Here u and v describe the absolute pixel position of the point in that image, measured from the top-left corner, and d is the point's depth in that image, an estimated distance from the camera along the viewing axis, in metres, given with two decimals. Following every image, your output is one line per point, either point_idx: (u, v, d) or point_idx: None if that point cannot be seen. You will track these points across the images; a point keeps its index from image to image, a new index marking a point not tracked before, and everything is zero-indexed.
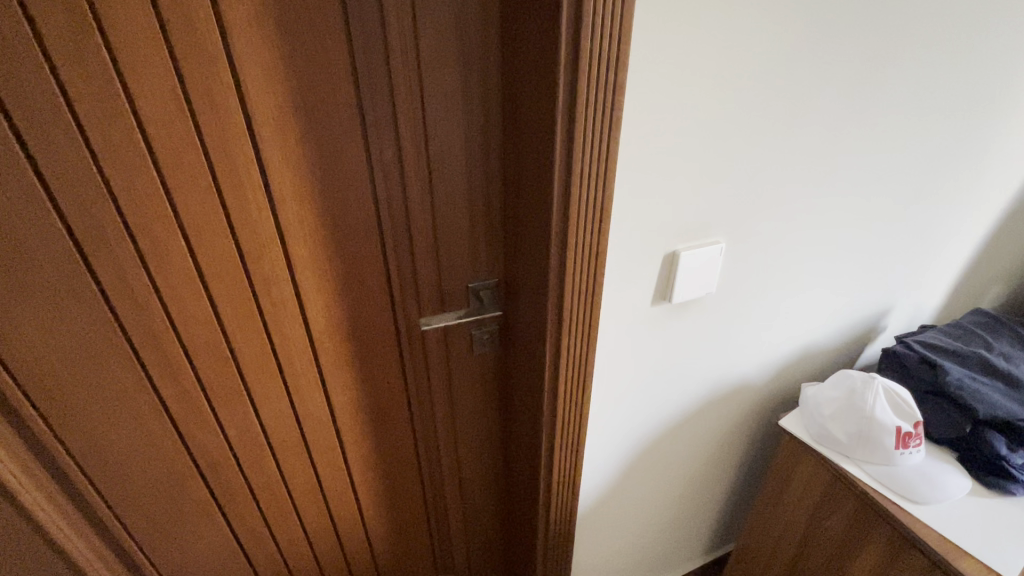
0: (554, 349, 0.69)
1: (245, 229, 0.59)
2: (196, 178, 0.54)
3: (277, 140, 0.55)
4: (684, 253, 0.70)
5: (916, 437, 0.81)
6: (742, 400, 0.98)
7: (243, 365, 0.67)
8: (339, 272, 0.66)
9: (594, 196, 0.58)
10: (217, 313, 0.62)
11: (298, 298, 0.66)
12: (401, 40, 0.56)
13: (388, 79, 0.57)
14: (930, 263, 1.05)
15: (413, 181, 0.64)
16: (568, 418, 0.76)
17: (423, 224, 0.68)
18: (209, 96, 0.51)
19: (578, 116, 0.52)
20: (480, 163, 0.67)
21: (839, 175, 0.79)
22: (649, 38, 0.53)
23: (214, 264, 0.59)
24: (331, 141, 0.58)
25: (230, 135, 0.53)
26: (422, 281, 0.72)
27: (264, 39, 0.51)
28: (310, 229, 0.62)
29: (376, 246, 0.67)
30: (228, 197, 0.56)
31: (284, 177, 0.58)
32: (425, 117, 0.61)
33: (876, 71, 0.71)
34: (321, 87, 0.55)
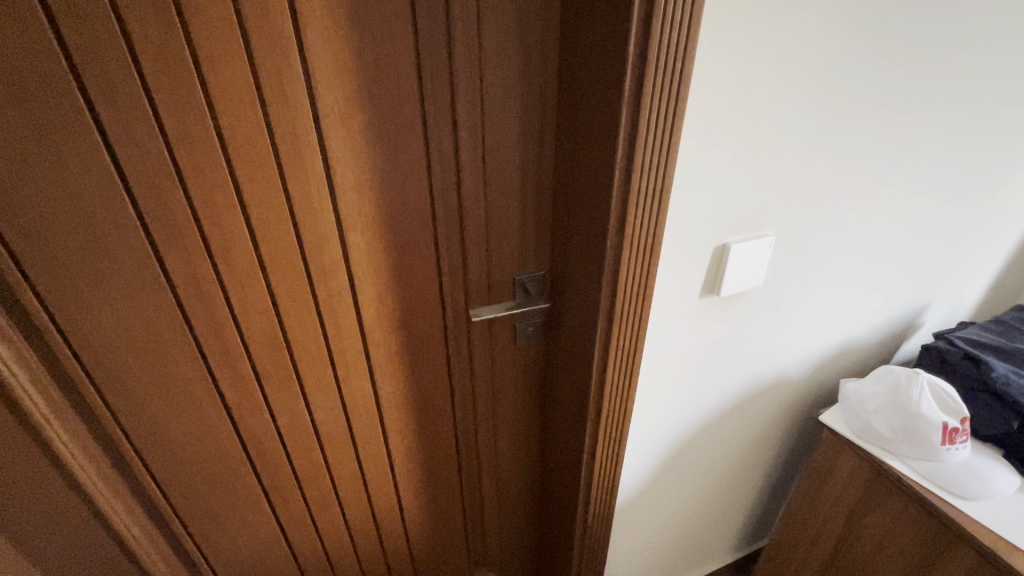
0: (605, 341, 0.69)
1: (307, 219, 0.59)
2: (263, 168, 0.55)
3: (341, 131, 0.56)
4: (734, 246, 0.70)
5: (962, 433, 0.80)
6: (780, 396, 0.98)
7: (297, 354, 0.68)
8: (393, 264, 0.67)
9: (653, 188, 0.58)
10: (276, 302, 0.63)
11: (352, 288, 0.67)
12: (465, 31, 0.56)
13: (450, 70, 0.57)
14: (971, 259, 1.04)
15: (468, 172, 0.65)
16: (614, 411, 0.77)
17: (476, 216, 0.68)
18: (279, 87, 0.52)
19: (644, 107, 0.52)
20: (534, 155, 0.67)
21: (887, 169, 0.78)
22: (715, 28, 0.53)
23: (275, 254, 0.60)
24: (392, 133, 0.59)
25: (298, 125, 0.54)
26: (471, 273, 0.73)
27: (334, 30, 0.51)
28: (367, 220, 0.63)
29: (429, 237, 0.67)
30: (292, 187, 0.57)
31: (346, 167, 0.58)
32: (483, 109, 0.61)
33: (931, 63, 0.70)
34: (385, 79, 0.55)
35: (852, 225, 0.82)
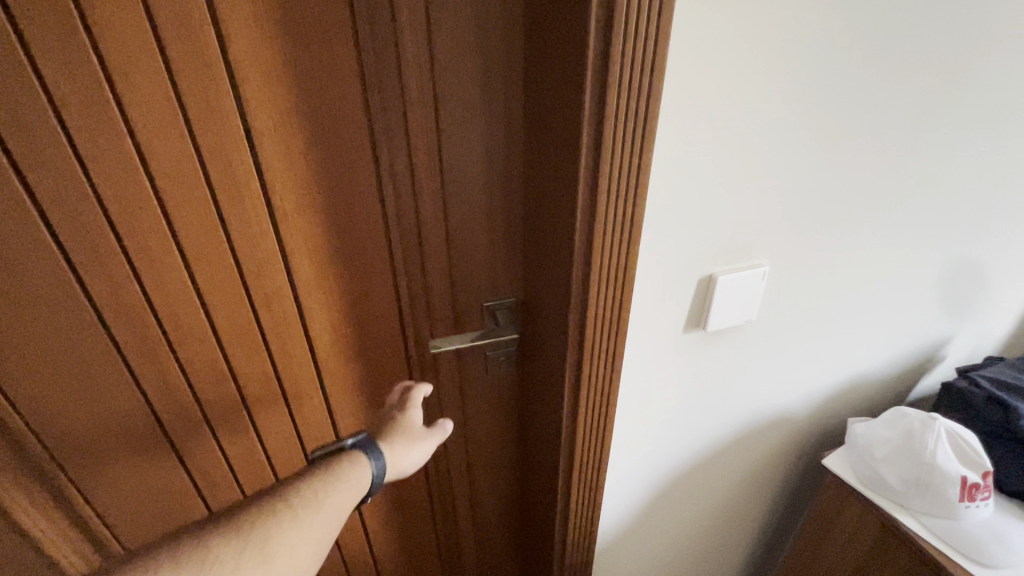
0: (575, 379, 0.63)
1: (245, 244, 0.55)
2: (191, 189, 0.50)
3: (278, 150, 0.52)
4: (721, 277, 0.63)
5: (983, 488, 0.71)
6: (780, 434, 0.90)
7: (244, 384, 0.64)
8: (346, 290, 0.62)
9: (621, 216, 0.52)
10: (216, 330, 0.59)
11: (301, 315, 0.62)
12: (415, 41, 0.51)
13: (400, 84, 0.52)
14: (999, 288, 0.94)
15: (426, 193, 0.59)
16: (589, 452, 0.70)
17: (437, 240, 0.63)
18: (203, 101, 0.47)
19: (606, 128, 0.46)
20: (500, 175, 0.61)
21: (899, 193, 0.71)
22: (689, 38, 0.47)
23: (212, 279, 0.56)
24: (338, 151, 0.54)
25: (229, 143, 0.50)
26: (434, 299, 0.67)
27: (264, 40, 0.47)
28: (314, 244, 0.58)
29: (386, 262, 0.62)
30: (226, 209, 0.52)
31: (286, 189, 0.54)
32: (440, 125, 0.56)
33: (949, 76, 0.63)
34: (326, 94, 0.51)
35: (860, 254, 0.74)
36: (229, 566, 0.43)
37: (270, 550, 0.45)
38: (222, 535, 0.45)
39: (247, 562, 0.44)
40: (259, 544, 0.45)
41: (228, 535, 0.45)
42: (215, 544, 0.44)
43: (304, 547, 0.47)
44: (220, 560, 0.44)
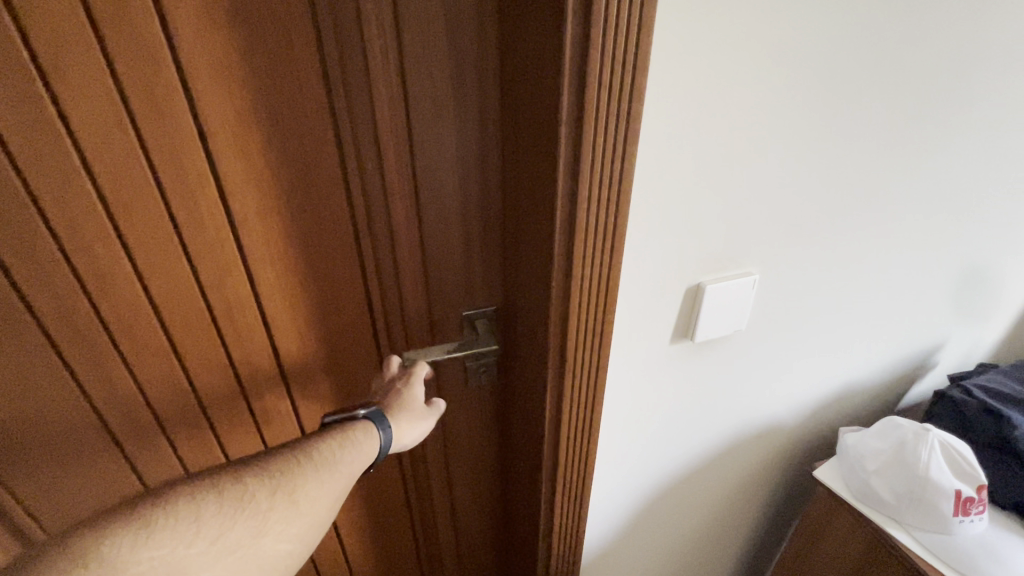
0: (556, 395, 0.60)
1: (202, 251, 0.52)
2: (141, 195, 0.47)
3: (236, 153, 0.48)
4: (709, 286, 0.60)
5: (978, 503, 0.69)
6: (770, 444, 0.88)
7: (206, 400, 0.60)
8: (314, 300, 0.59)
9: (603, 224, 0.49)
10: (174, 344, 0.55)
11: (266, 326, 0.59)
12: (381, 34, 0.47)
13: (366, 81, 0.49)
14: (991, 294, 0.93)
15: (398, 198, 0.56)
16: (572, 469, 0.67)
17: (411, 247, 0.60)
18: (152, 102, 0.44)
19: (585, 130, 0.43)
20: (476, 178, 0.58)
21: (891, 199, 0.69)
22: (673, 38, 0.44)
23: (167, 290, 0.52)
24: (300, 152, 0.51)
25: (180, 145, 0.46)
26: (408, 308, 0.64)
27: (217, 36, 0.43)
28: (277, 250, 0.55)
29: (356, 270, 0.59)
30: (181, 215, 0.49)
31: (245, 193, 0.51)
32: (411, 125, 0.52)
33: (943, 77, 0.60)
34: (286, 93, 0.47)
35: (851, 261, 0.72)
36: (264, 503, 0.46)
37: (299, 495, 0.48)
38: (258, 475, 0.48)
39: (279, 502, 0.47)
40: (290, 488, 0.48)
41: (263, 475, 0.48)
42: (252, 482, 0.47)
43: (328, 496, 0.50)
44: (255, 498, 0.46)
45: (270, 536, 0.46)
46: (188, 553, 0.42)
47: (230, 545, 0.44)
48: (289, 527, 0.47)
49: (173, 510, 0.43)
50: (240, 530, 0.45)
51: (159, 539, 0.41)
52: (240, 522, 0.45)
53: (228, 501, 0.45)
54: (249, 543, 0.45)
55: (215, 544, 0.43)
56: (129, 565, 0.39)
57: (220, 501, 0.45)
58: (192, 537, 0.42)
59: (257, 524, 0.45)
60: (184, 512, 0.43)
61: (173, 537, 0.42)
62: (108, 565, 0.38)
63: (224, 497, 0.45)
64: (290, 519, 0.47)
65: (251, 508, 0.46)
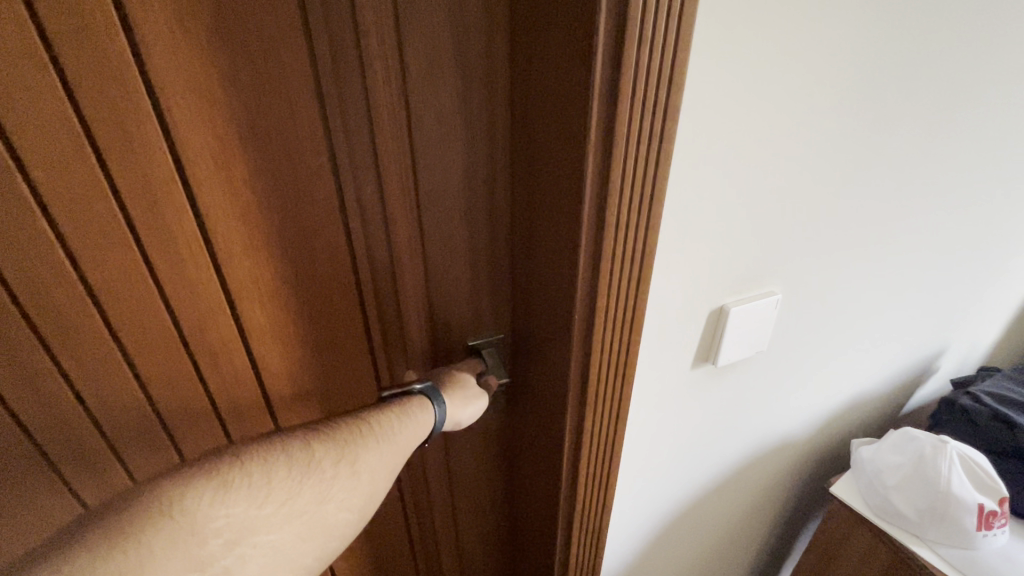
0: (576, 431, 0.55)
1: (181, 293, 0.46)
2: (108, 233, 0.41)
3: (218, 184, 0.43)
4: (733, 308, 0.58)
5: (1000, 516, 0.69)
6: (779, 458, 0.86)
7: (187, 454, 0.54)
8: (309, 339, 0.54)
9: (630, 252, 0.45)
10: (150, 396, 0.49)
11: (255, 370, 0.53)
12: (382, 48, 0.42)
13: (366, 102, 0.44)
14: (987, 298, 0.93)
15: (400, 226, 0.51)
16: (591, 505, 0.63)
17: (414, 278, 0.55)
18: (118, 129, 0.38)
19: (617, 154, 0.39)
20: (483, 202, 0.54)
21: (904, 210, 0.67)
22: (705, 51, 0.40)
23: (143, 339, 0.46)
24: (292, 182, 0.45)
25: (153, 176, 0.41)
26: (411, 343, 0.59)
27: (194, 54, 0.38)
28: (267, 289, 0.49)
29: (354, 304, 0.54)
30: (154, 254, 0.43)
31: (230, 227, 0.45)
32: (414, 148, 0.48)
33: (960, 86, 0.59)
34: (276, 116, 0.42)
35: (864, 274, 0.70)
36: (330, 471, 0.46)
37: (363, 466, 0.47)
38: (326, 439, 0.47)
39: (343, 471, 0.46)
40: (356, 456, 0.47)
41: (332, 439, 0.47)
42: (321, 446, 0.46)
43: (389, 466, 0.49)
44: (321, 464, 0.45)
45: (332, 504, 0.45)
46: (258, 514, 0.41)
47: (298, 510, 0.43)
48: (350, 496, 0.46)
49: (246, 470, 0.42)
50: (307, 497, 0.44)
51: (234, 498, 0.40)
52: (308, 488, 0.44)
53: (298, 465, 0.44)
54: (314, 509, 0.44)
55: (284, 508, 0.42)
56: (207, 522, 0.39)
57: (290, 464, 0.44)
58: (264, 499, 0.42)
59: (321, 493, 0.45)
60: (256, 473, 0.42)
61: (247, 497, 0.41)
62: (188, 521, 0.38)
63: (294, 460, 0.44)
64: (352, 488, 0.47)
65: (319, 475, 0.45)
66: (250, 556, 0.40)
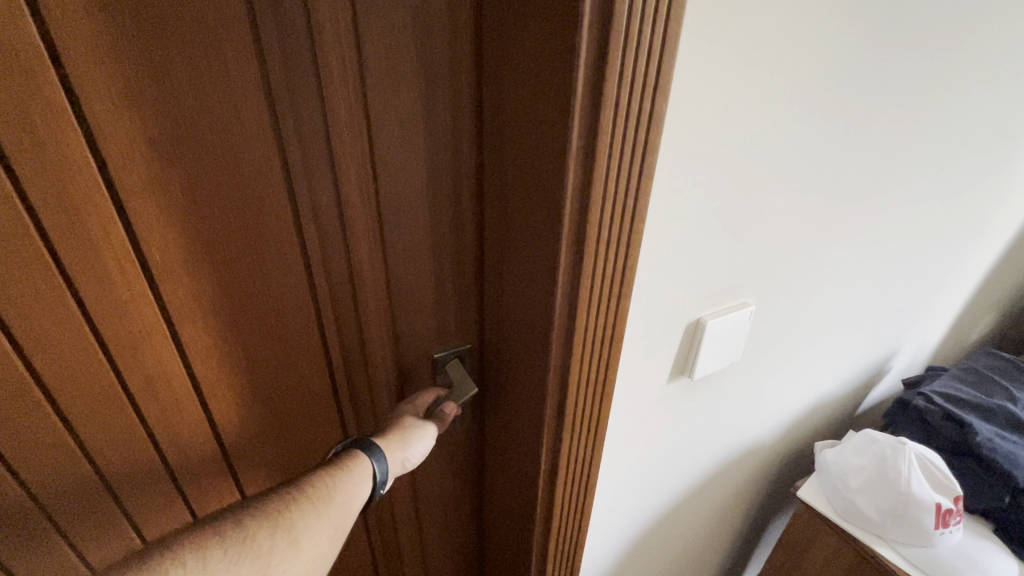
0: (552, 453, 0.53)
1: (109, 312, 0.41)
2: (20, 255, 0.36)
3: (150, 191, 0.38)
4: (709, 321, 0.57)
5: (956, 514, 0.71)
6: (747, 463, 0.87)
7: (120, 491, 0.50)
8: (260, 359, 0.50)
9: (611, 267, 0.43)
10: (74, 432, 0.44)
11: (198, 391, 0.49)
12: (338, 44, 0.38)
13: (320, 100, 0.40)
14: (933, 300, 0.98)
15: (360, 236, 0.47)
16: (566, 524, 0.61)
17: (375, 296, 0.51)
18: (34, 135, 0.33)
19: (598, 169, 0.37)
20: (450, 211, 0.50)
21: (863, 223, 0.69)
22: (687, 65, 0.39)
23: (62, 365, 0.41)
24: (235, 189, 0.41)
25: (72, 183, 0.36)
26: (374, 360, 0.55)
27: (122, 52, 0.34)
28: (209, 303, 0.45)
29: (311, 322, 0.51)
30: (78, 273, 0.39)
31: (167, 240, 0.41)
32: (374, 151, 0.44)
33: (918, 100, 0.61)
34: (218, 121, 0.38)
35: (827, 284, 0.71)
36: (267, 546, 0.44)
37: (301, 532, 0.46)
38: (260, 515, 0.46)
39: (281, 544, 0.45)
40: (293, 523, 0.46)
41: (265, 514, 0.46)
42: (255, 524, 0.45)
43: (330, 531, 0.48)
44: (256, 540, 0.44)
45: None
46: None
47: None
48: (289, 566, 0.45)
49: (179, 561, 0.41)
50: None
51: None
52: (245, 568, 0.43)
53: (233, 546, 0.43)
54: None
55: None
56: None
57: (224, 547, 0.43)
58: None
59: (261, 568, 0.44)
60: (190, 563, 0.41)
61: None
62: None
63: (229, 543, 0.43)
64: (292, 558, 0.45)
65: (256, 553, 0.44)
66: None
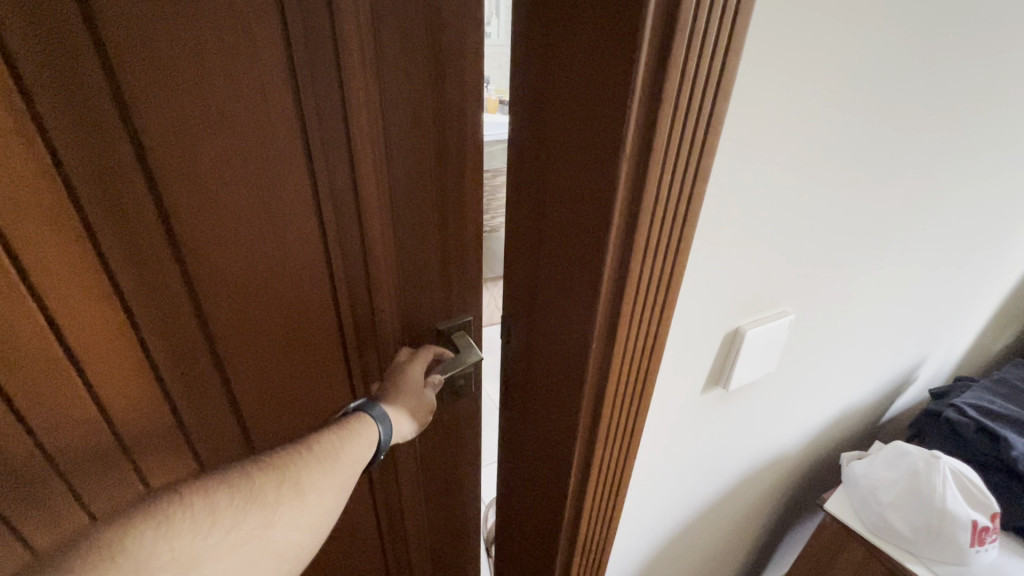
0: (584, 462, 0.52)
1: (138, 294, 0.42)
2: (60, 232, 0.37)
3: (180, 177, 0.39)
4: (748, 330, 0.56)
5: (992, 531, 0.69)
6: (774, 472, 0.86)
7: (136, 455, 0.49)
8: (278, 324, 0.49)
9: (658, 274, 0.42)
10: (93, 389, 0.44)
11: (218, 373, 0.50)
12: (359, 28, 0.39)
13: (340, 84, 0.40)
14: (964, 308, 0.96)
15: (377, 221, 0.48)
16: (593, 532, 0.60)
17: (389, 278, 0.52)
18: (56, 73, 0.33)
19: (653, 175, 0.35)
20: (463, 194, 0.51)
21: (908, 230, 0.66)
22: (751, 68, 0.37)
23: (92, 348, 0.42)
24: (261, 175, 0.42)
25: (108, 168, 0.37)
26: (388, 344, 0.56)
27: (154, 30, 0.34)
28: (232, 288, 0.45)
29: (329, 306, 0.52)
30: (112, 256, 0.39)
31: (194, 225, 0.41)
32: (390, 134, 0.45)
33: (981, 105, 0.58)
34: (248, 108, 0.39)
35: (864, 292, 0.70)
36: (273, 495, 0.44)
37: (306, 485, 0.45)
38: (267, 466, 0.45)
39: (286, 494, 0.44)
40: (299, 476, 0.45)
41: (272, 465, 0.45)
42: (261, 474, 0.44)
43: (338, 485, 0.47)
44: (262, 489, 0.43)
45: (280, 526, 0.43)
46: (204, 547, 0.39)
47: (242, 536, 0.41)
48: (297, 517, 0.44)
49: (185, 503, 0.40)
50: (252, 522, 0.42)
51: (179, 531, 0.38)
52: (252, 514, 0.42)
53: (239, 492, 0.42)
54: (261, 535, 0.42)
55: (230, 536, 0.40)
56: (151, 560, 0.36)
57: (231, 493, 0.42)
58: (207, 529, 0.39)
59: (267, 517, 0.43)
60: (197, 505, 0.40)
61: (191, 529, 0.39)
62: (129, 559, 0.35)
63: (236, 489, 0.42)
64: (298, 509, 0.45)
65: (262, 500, 0.43)
66: None
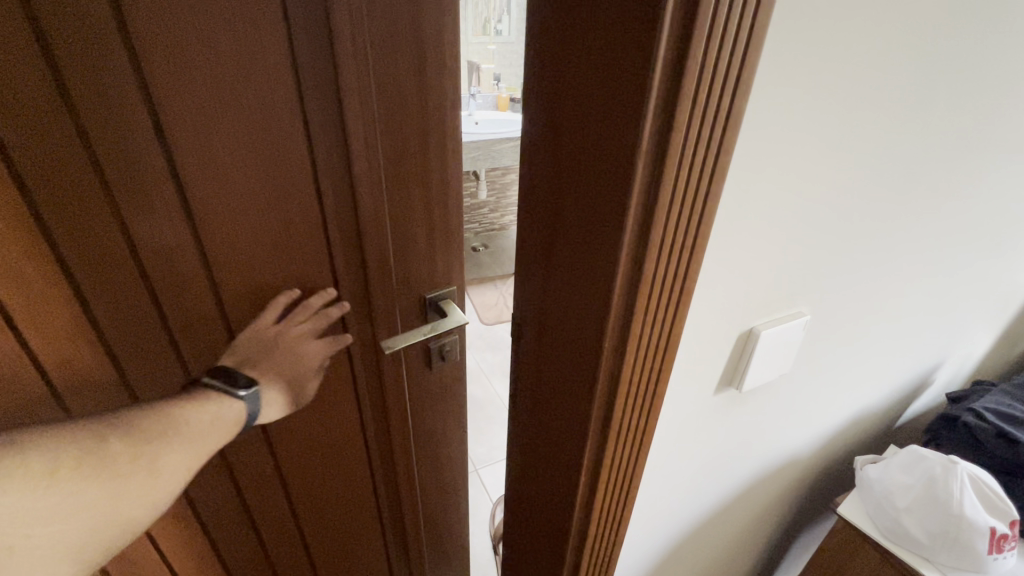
0: (594, 462, 0.52)
1: (150, 236, 0.53)
2: (87, 190, 0.48)
3: (195, 143, 0.51)
4: (763, 331, 0.55)
5: (1012, 538, 0.68)
6: (787, 476, 0.85)
7: (130, 365, 0.59)
8: (277, 266, 0.62)
9: (673, 274, 0.41)
10: (89, 298, 0.53)
11: (221, 305, 0.62)
12: (348, 33, 0.52)
13: (333, 76, 0.54)
14: (983, 312, 0.95)
15: (364, 185, 0.61)
16: (604, 533, 0.60)
17: (375, 233, 0.65)
18: (86, 50, 0.44)
19: (669, 175, 0.35)
20: (434, 164, 0.65)
21: (927, 232, 0.65)
22: (771, 69, 0.37)
23: (112, 283, 0.54)
24: (267, 144, 0.54)
25: (133, 137, 0.48)
26: (375, 290, 0.70)
27: (174, 30, 0.46)
28: (237, 234, 0.58)
29: (324, 254, 0.64)
30: (130, 205, 0.51)
31: (207, 182, 0.53)
32: (375, 115, 0.58)
33: (1007, 105, 0.57)
34: (252, 92, 0.51)
35: (881, 295, 0.69)
36: (118, 467, 0.49)
37: (153, 461, 0.51)
38: (120, 434, 0.50)
39: (134, 467, 0.50)
40: (149, 450, 0.51)
41: (126, 435, 0.50)
42: (111, 441, 0.49)
43: (188, 458, 0.55)
44: (106, 458, 0.48)
45: (121, 498, 0.49)
46: (44, 505, 0.43)
47: (80, 501, 0.46)
48: (137, 491, 0.50)
49: (42, 459, 0.44)
50: (89, 490, 0.46)
51: (30, 485, 0.42)
52: (92, 484, 0.47)
53: (83, 458, 0.47)
54: (97, 503, 0.47)
55: (67, 499, 0.45)
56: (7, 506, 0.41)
57: (78, 458, 0.46)
58: (52, 490, 0.44)
59: (109, 486, 0.48)
60: (43, 461, 0.44)
61: (38, 486, 0.43)
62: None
63: (79, 453, 0.47)
64: (139, 484, 0.50)
65: (102, 470, 0.48)
66: (21, 546, 0.42)
